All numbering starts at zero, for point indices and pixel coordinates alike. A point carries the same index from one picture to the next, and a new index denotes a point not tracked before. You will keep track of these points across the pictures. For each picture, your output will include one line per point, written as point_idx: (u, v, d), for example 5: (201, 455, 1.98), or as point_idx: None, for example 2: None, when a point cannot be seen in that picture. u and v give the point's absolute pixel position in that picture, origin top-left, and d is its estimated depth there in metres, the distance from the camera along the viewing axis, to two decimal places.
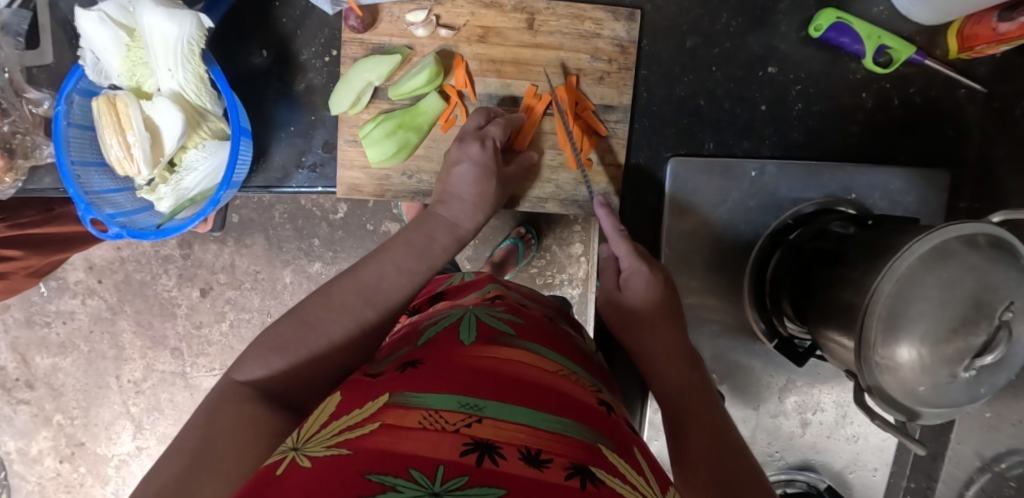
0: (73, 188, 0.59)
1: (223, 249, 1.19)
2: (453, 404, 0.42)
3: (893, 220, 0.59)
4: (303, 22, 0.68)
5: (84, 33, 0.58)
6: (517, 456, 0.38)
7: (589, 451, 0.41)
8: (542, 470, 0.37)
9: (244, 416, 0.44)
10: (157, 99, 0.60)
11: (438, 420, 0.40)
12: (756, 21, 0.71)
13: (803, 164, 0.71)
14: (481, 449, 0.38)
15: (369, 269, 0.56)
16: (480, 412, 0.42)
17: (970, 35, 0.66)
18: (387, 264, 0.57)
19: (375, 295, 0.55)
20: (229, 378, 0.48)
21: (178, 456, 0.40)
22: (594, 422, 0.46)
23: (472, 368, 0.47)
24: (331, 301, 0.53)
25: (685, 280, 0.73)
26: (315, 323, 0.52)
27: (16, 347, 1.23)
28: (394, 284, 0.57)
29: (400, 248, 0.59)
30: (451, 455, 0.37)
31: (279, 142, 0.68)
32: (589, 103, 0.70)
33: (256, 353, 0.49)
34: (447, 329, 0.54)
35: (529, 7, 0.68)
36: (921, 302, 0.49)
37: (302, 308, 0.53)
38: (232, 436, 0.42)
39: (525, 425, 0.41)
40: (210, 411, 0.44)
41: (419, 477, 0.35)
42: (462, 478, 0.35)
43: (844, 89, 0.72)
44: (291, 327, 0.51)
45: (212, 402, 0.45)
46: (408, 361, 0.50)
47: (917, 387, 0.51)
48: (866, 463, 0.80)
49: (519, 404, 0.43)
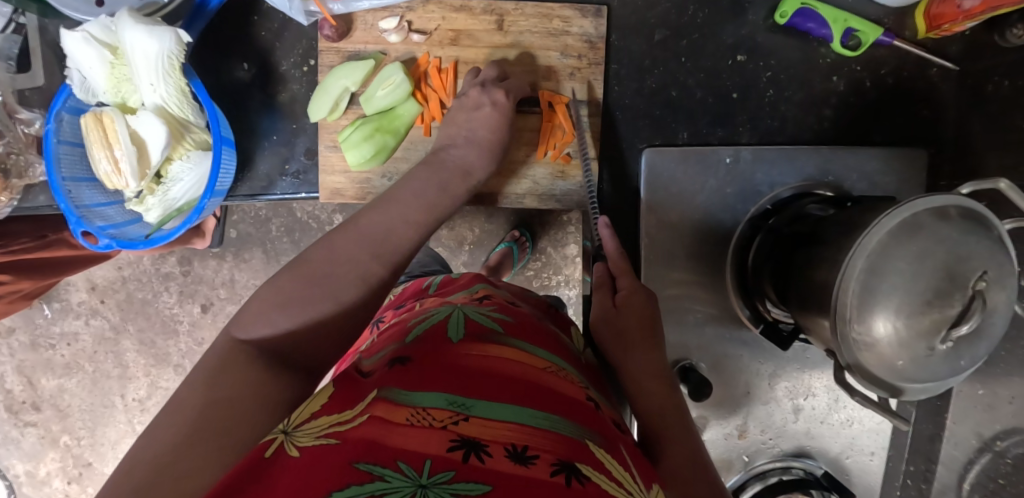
0: (64, 203, 0.62)
1: (222, 264, 1.21)
2: (441, 401, 0.43)
3: (871, 200, 0.60)
4: (281, 33, 0.70)
5: (71, 54, 0.60)
6: (503, 453, 0.39)
7: (575, 448, 0.42)
8: (528, 466, 0.38)
9: (251, 374, 0.45)
10: (141, 113, 0.62)
11: (426, 416, 0.41)
12: (725, 12, 0.72)
13: (777, 150, 0.72)
14: (468, 445, 0.38)
15: (376, 218, 0.58)
16: (467, 409, 0.43)
17: (936, 15, 0.68)
18: (393, 216, 0.59)
19: (382, 247, 0.57)
20: (230, 335, 0.48)
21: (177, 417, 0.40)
22: (581, 419, 0.46)
23: (461, 366, 0.48)
24: (336, 255, 0.54)
25: (668, 270, 0.74)
26: (320, 276, 0.53)
27: (23, 370, 1.25)
28: (404, 233, 0.59)
29: (408, 198, 0.61)
30: (438, 450, 0.37)
31: (263, 151, 0.70)
32: (564, 98, 0.72)
33: (258, 311, 0.49)
34: (436, 327, 0.55)
35: (499, 8, 0.70)
36: (892, 276, 0.50)
37: (303, 261, 0.54)
38: (230, 399, 0.42)
39: (511, 422, 0.42)
40: (215, 372, 0.44)
41: (406, 469, 0.35)
42: (448, 473, 0.36)
43: (815, 74, 0.73)
44: (293, 281, 0.52)
45: (220, 361, 0.45)
46: (397, 358, 0.50)
47: (896, 362, 0.51)
48: (863, 447, 0.80)
49: (506, 402, 0.44)
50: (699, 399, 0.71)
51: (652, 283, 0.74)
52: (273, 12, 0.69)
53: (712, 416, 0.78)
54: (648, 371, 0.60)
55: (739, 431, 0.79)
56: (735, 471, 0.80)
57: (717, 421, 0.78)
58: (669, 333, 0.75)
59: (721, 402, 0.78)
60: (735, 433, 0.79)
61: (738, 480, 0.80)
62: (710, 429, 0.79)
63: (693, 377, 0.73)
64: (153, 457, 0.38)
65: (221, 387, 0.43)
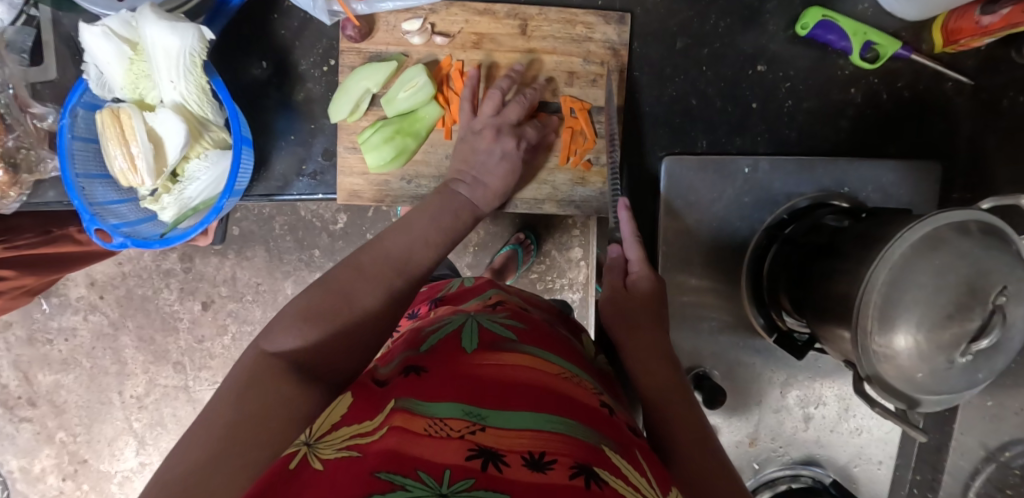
0: (78, 200, 0.61)
1: (224, 261, 1.20)
2: (457, 412, 0.43)
3: (886, 211, 0.60)
4: (300, 33, 0.69)
5: (89, 48, 0.59)
6: (520, 461, 0.38)
7: (594, 453, 0.41)
8: (547, 472, 0.38)
9: (281, 383, 0.45)
10: (160, 110, 0.61)
11: (443, 428, 0.41)
12: (744, 22, 0.72)
13: (795, 160, 0.72)
14: (485, 455, 0.38)
15: (395, 239, 0.59)
16: (484, 420, 0.42)
17: (954, 29, 0.68)
18: (414, 236, 0.61)
19: (403, 266, 0.58)
20: (261, 345, 0.48)
21: (215, 424, 0.41)
22: (597, 426, 0.46)
23: (475, 376, 0.47)
24: (363, 271, 0.55)
25: (684, 278, 0.74)
26: (350, 294, 0.53)
27: (19, 365, 1.23)
28: (421, 255, 0.60)
29: (421, 222, 0.62)
30: (456, 459, 0.37)
31: (279, 151, 0.69)
32: (586, 104, 0.71)
33: (285, 324, 0.49)
34: (451, 337, 0.54)
35: (522, 13, 0.70)
36: (915, 289, 0.50)
37: (329, 279, 0.54)
38: (268, 412, 0.43)
39: (528, 429, 0.41)
40: (247, 384, 0.44)
41: (426, 478, 0.35)
42: (468, 481, 0.35)
43: (832, 85, 0.73)
44: (320, 297, 0.52)
45: (250, 374, 0.45)
46: (411, 366, 0.50)
47: (916, 374, 0.51)
48: (872, 456, 0.80)
49: (524, 410, 0.43)
50: (713, 407, 0.70)
51: (667, 290, 0.74)
52: (294, 11, 0.69)
53: (723, 423, 0.78)
54: (642, 347, 0.60)
55: (750, 439, 0.79)
56: (745, 479, 0.79)
57: (728, 428, 0.78)
58: (683, 341, 0.75)
59: (732, 410, 0.78)
60: (746, 441, 0.79)
61: (749, 488, 0.80)
62: (721, 436, 0.78)
63: (707, 385, 0.72)
64: (192, 466, 0.38)
65: (254, 394, 0.43)
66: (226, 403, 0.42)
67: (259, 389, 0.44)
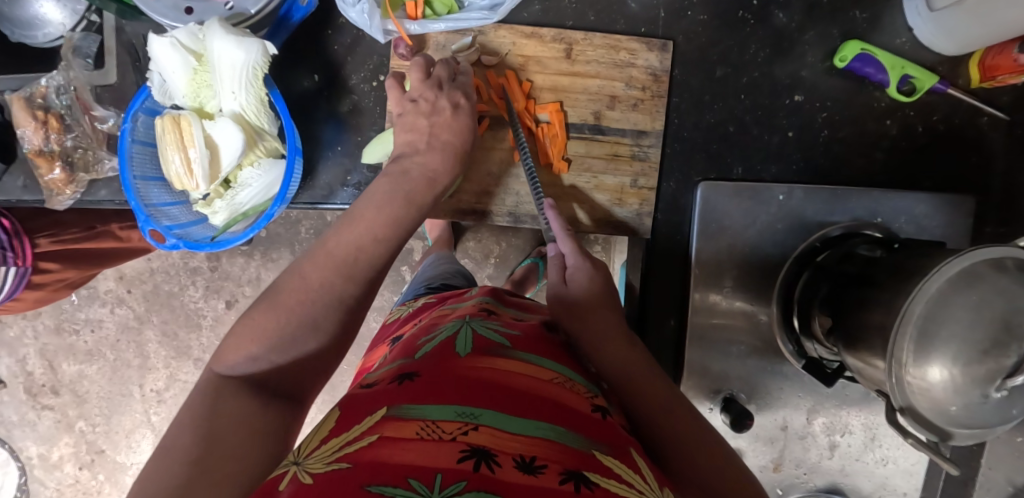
0: (134, 201, 0.64)
1: (250, 262, 1.23)
2: (450, 414, 0.42)
3: (919, 244, 0.61)
4: (353, 48, 0.72)
5: (156, 58, 0.62)
6: (512, 463, 0.38)
7: (583, 457, 0.40)
8: (537, 477, 0.37)
9: (238, 410, 0.47)
10: (219, 119, 0.63)
11: (435, 430, 0.40)
12: (784, 52, 0.74)
13: (830, 189, 0.74)
14: (478, 455, 0.38)
15: (341, 240, 0.58)
16: (477, 419, 0.41)
17: (991, 65, 0.69)
18: (362, 231, 0.59)
19: (350, 269, 0.57)
20: (212, 374, 0.50)
21: (176, 463, 0.41)
22: (586, 427, 0.44)
23: (468, 379, 0.46)
24: (306, 278, 0.55)
25: (716, 300, 0.75)
26: (294, 305, 0.53)
27: (45, 353, 1.26)
28: (373, 250, 0.58)
29: (373, 215, 0.60)
30: (449, 462, 0.37)
31: (326, 161, 0.72)
32: (527, 81, 0.72)
33: (238, 345, 0.51)
34: (443, 343, 0.53)
35: (568, 37, 0.72)
36: (952, 323, 0.50)
37: (276, 291, 0.54)
38: (233, 439, 0.44)
39: (520, 433, 0.41)
40: (208, 409, 0.46)
41: (417, 486, 0.35)
42: (460, 484, 0.35)
43: (869, 117, 0.74)
44: (267, 311, 0.53)
45: (206, 398, 0.47)
46: (405, 373, 0.48)
47: (949, 407, 0.52)
48: (896, 488, 0.80)
49: (514, 413, 0.42)
50: (739, 430, 0.70)
51: (698, 312, 0.75)
52: (346, 27, 0.71)
53: (748, 446, 0.78)
54: (617, 348, 0.58)
55: (774, 464, 0.79)
56: None
57: (754, 452, 0.78)
58: (711, 363, 0.76)
59: (757, 434, 0.78)
60: (770, 466, 0.79)
61: None
62: (746, 460, 0.79)
63: (734, 407, 0.73)
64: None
65: (217, 423, 0.45)
66: (184, 427, 0.44)
67: (220, 420, 0.45)
